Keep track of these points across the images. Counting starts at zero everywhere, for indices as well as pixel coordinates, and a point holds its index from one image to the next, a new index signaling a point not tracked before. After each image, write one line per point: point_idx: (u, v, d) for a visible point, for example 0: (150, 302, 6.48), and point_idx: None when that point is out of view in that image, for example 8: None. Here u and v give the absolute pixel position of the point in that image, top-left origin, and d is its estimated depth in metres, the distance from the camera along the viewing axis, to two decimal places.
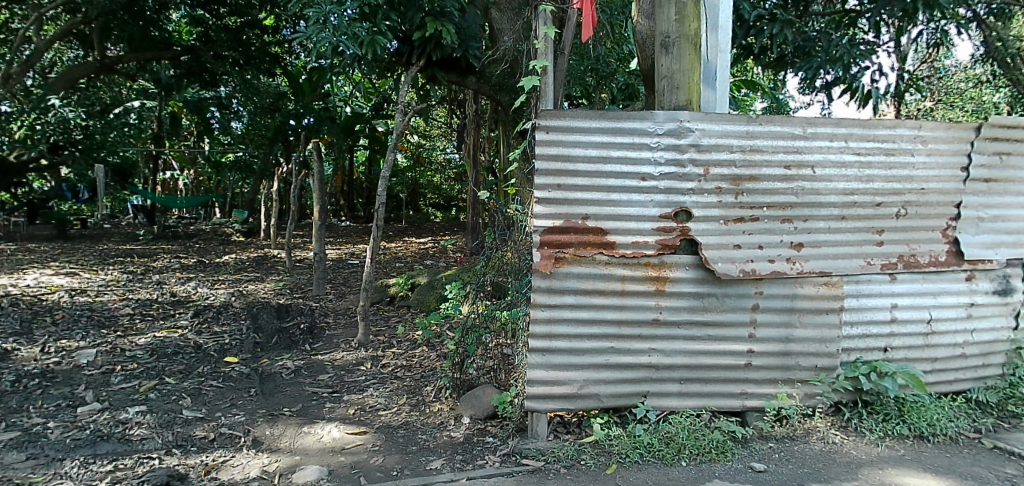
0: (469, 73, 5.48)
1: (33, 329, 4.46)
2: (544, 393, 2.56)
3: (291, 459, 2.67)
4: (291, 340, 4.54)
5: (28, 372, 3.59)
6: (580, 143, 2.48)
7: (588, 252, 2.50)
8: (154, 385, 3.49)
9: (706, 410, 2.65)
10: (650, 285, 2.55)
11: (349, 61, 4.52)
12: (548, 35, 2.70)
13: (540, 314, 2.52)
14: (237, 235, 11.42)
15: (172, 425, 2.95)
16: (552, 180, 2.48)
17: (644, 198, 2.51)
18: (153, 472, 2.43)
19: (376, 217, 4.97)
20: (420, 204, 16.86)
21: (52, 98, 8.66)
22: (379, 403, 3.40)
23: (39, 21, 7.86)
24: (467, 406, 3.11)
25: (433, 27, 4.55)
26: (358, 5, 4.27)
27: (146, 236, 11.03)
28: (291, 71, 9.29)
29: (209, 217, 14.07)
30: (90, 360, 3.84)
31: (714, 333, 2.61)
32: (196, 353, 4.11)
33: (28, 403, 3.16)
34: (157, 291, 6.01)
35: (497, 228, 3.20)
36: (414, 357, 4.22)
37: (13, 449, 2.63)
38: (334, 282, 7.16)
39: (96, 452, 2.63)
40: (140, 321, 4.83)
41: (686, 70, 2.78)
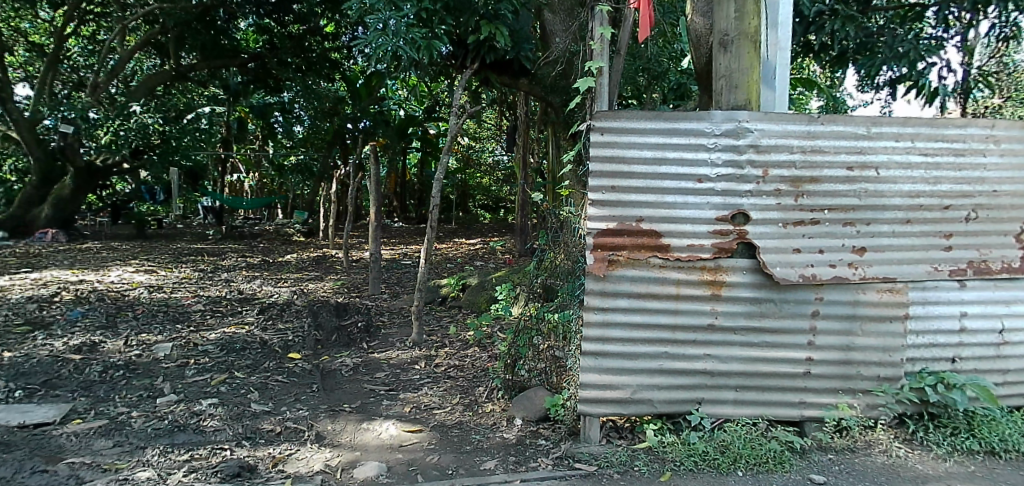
0: (521, 75, 5.47)
1: (118, 323, 4.76)
2: (596, 397, 2.57)
3: (352, 454, 2.77)
4: (349, 338, 4.69)
5: (114, 363, 3.83)
6: (635, 144, 2.50)
7: (642, 254, 2.50)
8: (225, 378, 3.68)
9: (763, 419, 2.61)
10: (705, 289, 2.52)
11: (406, 67, 4.64)
12: (604, 35, 2.69)
13: (593, 316, 2.54)
14: (298, 235, 11.82)
15: (242, 418, 3.11)
16: (606, 181, 2.51)
17: (701, 200, 2.49)
18: (226, 462, 2.57)
19: (429, 218, 5.08)
20: (469, 205, 17.07)
21: (134, 106, 9.49)
22: (433, 401, 3.48)
23: (123, 31, 8.82)
24: (519, 407, 3.15)
25: (488, 29, 4.62)
26: (416, 9, 4.34)
27: (216, 236, 11.55)
28: (349, 75, 9.59)
29: (272, 217, 14.66)
30: (167, 354, 4.07)
31: (772, 339, 2.56)
32: (263, 349, 4.30)
33: (114, 393, 3.38)
34: (225, 289, 6.30)
35: (551, 229, 3.24)
36: (466, 357, 4.29)
37: (101, 436, 2.82)
38: (389, 281, 7.35)
39: (174, 441, 2.80)
40: (211, 316, 5.10)
41: (746, 69, 2.74)
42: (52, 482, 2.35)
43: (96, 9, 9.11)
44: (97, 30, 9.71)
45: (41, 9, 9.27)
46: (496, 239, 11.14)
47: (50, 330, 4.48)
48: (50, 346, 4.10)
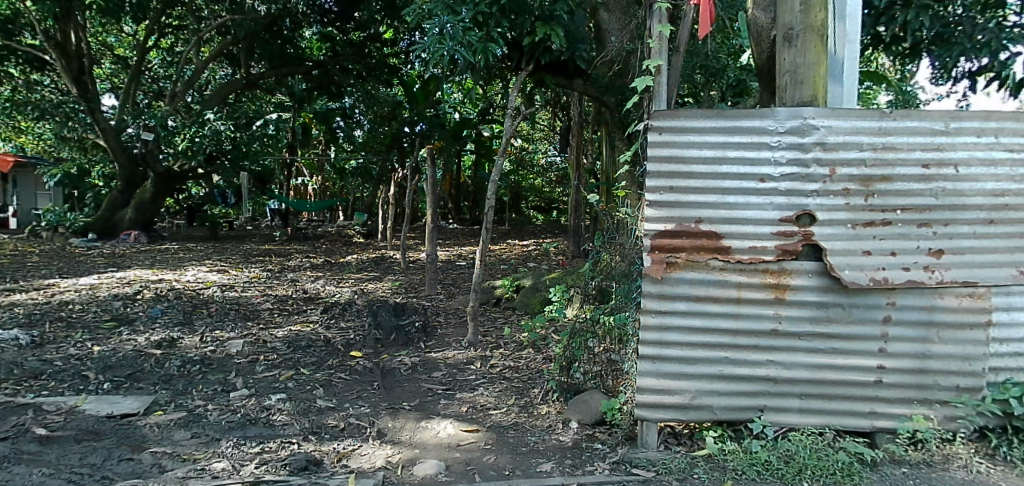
0: (576, 75, 5.45)
1: (194, 320, 5.03)
2: (654, 402, 2.55)
3: (411, 451, 2.84)
4: (408, 337, 4.79)
5: (191, 358, 4.04)
6: (694, 143, 2.47)
7: (702, 256, 2.47)
8: (292, 375, 3.83)
9: (830, 428, 2.52)
10: (769, 293, 2.45)
11: (464, 72, 4.74)
12: (663, 33, 2.63)
13: (651, 319, 2.52)
14: (358, 237, 12.13)
15: (308, 413, 3.23)
16: (663, 182, 2.49)
17: (763, 200, 2.43)
18: (295, 456, 2.68)
19: (485, 220, 5.12)
20: (522, 207, 17.12)
21: (208, 114, 9.94)
22: (489, 402, 3.52)
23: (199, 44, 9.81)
24: (575, 409, 3.15)
25: (544, 30, 4.61)
26: (472, 13, 4.45)
27: (282, 237, 11.98)
28: (406, 80, 10.05)
29: (333, 219, 15.11)
30: (239, 350, 4.26)
31: (840, 346, 2.47)
32: (327, 346, 4.45)
33: (191, 386, 3.57)
34: (291, 288, 6.53)
35: (607, 230, 3.25)
36: (521, 359, 4.31)
37: (180, 427, 2.98)
38: (445, 282, 7.49)
39: (246, 434, 2.94)
40: (279, 314, 5.31)
41: (812, 63, 2.63)
42: (136, 470, 2.50)
43: (175, 23, 9.77)
44: (175, 42, 10.38)
45: (125, 24, 9.92)
46: (549, 241, 11.15)
47: (133, 326, 4.77)
48: (134, 341, 4.36)
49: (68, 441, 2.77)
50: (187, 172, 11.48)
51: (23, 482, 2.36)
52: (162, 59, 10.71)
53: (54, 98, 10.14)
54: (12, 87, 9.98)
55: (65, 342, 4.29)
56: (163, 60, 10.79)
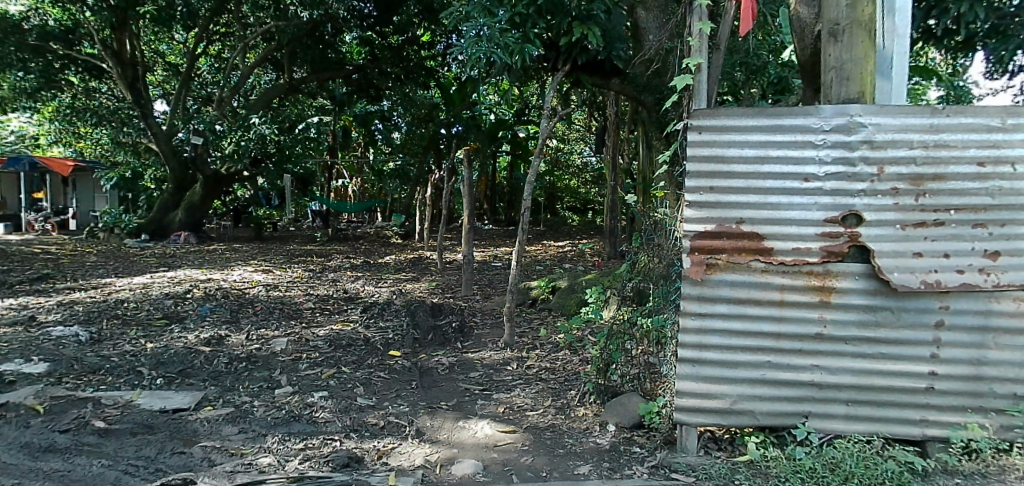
0: (613, 75, 5.36)
1: (240, 318, 5.18)
2: (694, 406, 2.52)
3: (449, 451, 2.87)
4: (445, 337, 4.84)
5: (238, 355, 4.17)
6: (736, 142, 2.44)
7: (743, 258, 2.43)
8: (334, 373, 3.91)
9: (878, 436, 2.45)
10: (813, 296, 2.40)
11: (502, 74, 4.79)
12: (703, 31, 2.58)
13: (691, 322, 2.50)
14: (395, 237, 12.30)
15: (350, 411, 3.29)
16: (703, 182, 2.46)
17: (808, 200, 2.38)
18: (336, 453, 2.74)
19: (521, 221, 5.12)
20: (557, 208, 17.09)
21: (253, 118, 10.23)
22: (526, 403, 3.53)
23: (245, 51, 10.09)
24: (612, 412, 3.14)
25: (581, 30, 4.57)
26: (509, 15, 4.52)
27: (322, 237, 12.22)
28: (443, 83, 10.18)
29: (372, 220, 15.36)
30: (283, 348, 4.37)
31: (889, 351, 2.39)
32: (367, 346, 4.52)
33: (239, 382, 3.68)
34: (332, 288, 6.67)
35: (645, 232, 3.21)
36: (557, 360, 4.31)
37: (228, 422, 3.08)
38: (481, 282, 7.53)
39: (291, 430, 3.01)
40: (320, 314, 5.43)
41: (859, 59, 2.57)
42: (189, 463, 2.59)
43: (222, 30, 10.10)
44: (222, 49, 10.72)
45: (176, 32, 10.31)
46: (585, 242, 11.11)
47: (184, 324, 4.94)
48: (184, 338, 4.52)
49: (125, 433, 2.89)
50: (234, 175, 11.82)
51: (84, 471, 2.47)
52: (210, 65, 11.08)
53: (111, 104, 10.58)
54: (72, 94, 10.45)
55: (121, 339, 4.47)
56: (211, 67, 11.16)
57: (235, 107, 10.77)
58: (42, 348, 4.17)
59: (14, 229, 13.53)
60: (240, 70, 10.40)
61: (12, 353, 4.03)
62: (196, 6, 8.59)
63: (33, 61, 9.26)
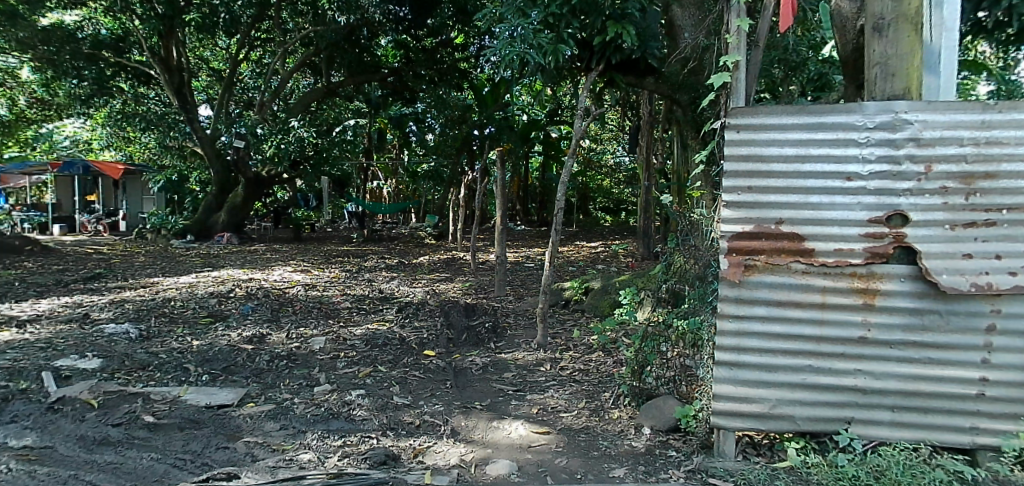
0: (648, 74, 5.29)
1: (280, 317, 5.30)
2: (732, 410, 2.49)
3: (483, 451, 2.89)
4: (478, 337, 4.87)
5: (278, 353, 4.26)
6: (775, 141, 2.40)
7: (783, 259, 2.39)
8: (370, 372, 3.97)
9: (926, 444, 2.37)
10: (857, 298, 2.34)
11: (537, 76, 4.80)
12: (741, 28, 2.54)
13: (728, 325, 2.47)
14: (429, 238, 12.42)
15: (386, 409, 3.34)
16: (741, 182, 2.42)
17: (850, 199, 2.33)
18: (374, 450, 2.78)
19: (555, 222, 5.12)
20: (590, 208, 17.03)
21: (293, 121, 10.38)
22: (560, 404, 3.53)
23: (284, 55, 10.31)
24: (647, 416, 3.11)
25: (614, 29, 4.50)
26: (542, 15, 4.53)
27: (358, 238, 12.41)
28: (476, 84, 10.34)
29: (406, 221, 15.54)
30: (321, 346, 4.46)
31: (936, 356, 2.32)
32: (402, 345, 4.58)
33: (279, 380, 3.76)
34: (368, 288, 6.77)
35: (681, 232, 3.15)
36: (590, 362, 4.28)
37: (270, 419, 3.15)
38: (514, 283, 7.55)
39: (329, 427, 3.07)
40: (357, 313, 5.51)
41: (906, 54, 2.50)
42: (233, 458, 2.67)
43: (263, 36, 10.39)
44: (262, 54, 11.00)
45: (219, 39, 10.61)
46: (619, 243, 11.04)
47: (227, 322, 5.07)
48: (228, 336, 4.65)
49: (172, 428, 2.98)
50: (274, 177, 12.09)
51: (135, 465, 2.57)
52: (251, 71, 11.38)
53: (158, 109, 10.96)
54: (122, 100, 10.84)
55: (168, 336, 4.62)
56: (252, 72, 11.45)
57: (275, 110, 11.01)
58: (95, 345, 4.34)
59: (67, 230, 14.09)
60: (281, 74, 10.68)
61: (68, 349, 4.21)
62: (238, 12, 8.88)
63: (87, 69, 9.65)
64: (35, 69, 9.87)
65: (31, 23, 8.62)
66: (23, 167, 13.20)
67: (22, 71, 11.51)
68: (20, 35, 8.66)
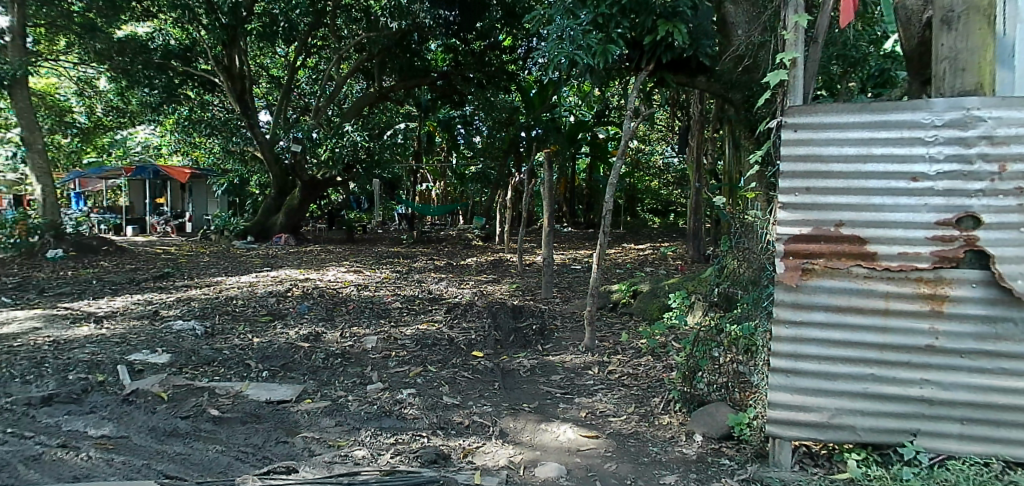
0: (700, 72, 5.11)
1: (335, 316, 5.44)
2: (788, 419, 2.42)
3: (533, 453, 2.90)
4: (526, 339, 4.89)
5: (333, 351, 4.38)
6: (836, 141, 2.33)
7: (843, 263, 2.32)
8: (420, 371, 4.03)
9: (998, 459, 2.24)
10: (923, 304, 2.24)
11: (587, 77, 4.81)
12: (799, 24, 2.45)
13: (785, 331, 2.41)
14: (476, 240, 12.53)
15: (436, 408, 3.39)
16: (800, 182, 2.36)
17: (916, 200, 2.23)
18: (425, 449, 2.83)
19: (604, 224, 5.09)
20: (637, 210, 16.90)
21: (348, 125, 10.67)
22: (608, 408, 3.51)
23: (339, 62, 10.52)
24: (699, 422, 3.06)
25: (665, 28, 4.39)
26: (591, 15, 4.54)
27: (407, 240, 12.63)
28: (524, 86, 10.43)
29: (454, 223, 15.73)
30: (373, 345, 4.56)
31: (1011, 367, 2.18)
32: (451, 345, 4.64)
33: (334, 377, 3.87)
34: (418, 289, 6.89)
35: (735, 235, 3.08)
36: (639, 366, 4.24)
37: (326, 415, 3.24)
38: (561, 285, 7.55)
39: (382, 425, 3.14)
40: (407, 313, 5.62)
41: (977, 48, 2.38)
42: (291, 452, 2.76)
43: (319, 43, 10.75)
44: (319, 61, 11.35)
45: (278, 47, 11.01)
46: (667, 245, 10.90)
47: (285, 320, 5.25)
48: (286, 334, 4.80)
49: (236, 422, 3.10)
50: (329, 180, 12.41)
51: (201, 456, 2.68)
52: (309, 77, 11.79)
53: (222, 116, 11.45)
54: (189, 107, 11.37)
55: (231, 333, 4.81)
56: (308, 78, 11.83)
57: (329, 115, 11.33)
58: (165, 340, 4.55)
59: (139, 231, 14.81)
60: (336, 80, 10.87)
61: (140, 344, 4.43)
62: (296, 20, 9.23)
63: (157, 78, 10.14)
64: (111, 79, 10.45)
65: (108, 35, 9.15)
66: (100, 172, 13.95)
67: (99, 81, 12.20)
68: (98, 47, 9.21)
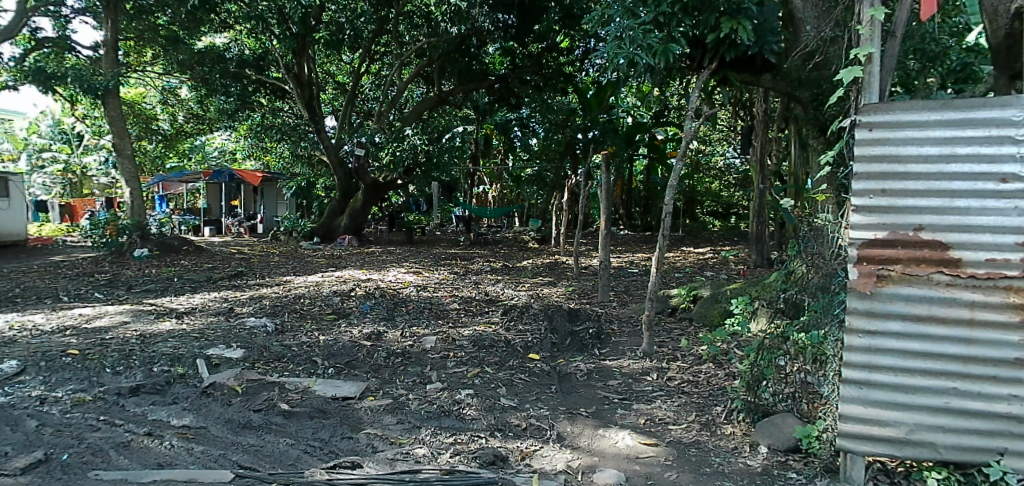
0: (765, 70, 4.86)
1: (395, 316, 5.57)
2: (860, 433, 2.33)
3: (591, 458, 2.89)
4: (582, 343, 4.87)
5: (394, 350, 4.49)
6: (916, 140, 2.22)
7: (923, 269, 2.21)
8: (478, 372, 4.08)
9: None
10: (1012, 315, 2.11)
11: (647, 78, 4.76)
12: (876, 18, 2.35)
13: (858, 341, 2.31)
14: (532, 242, 12.56)
15: (494, 410, 3.42)
16: (876, 184, 2.26)
17: (1004, 203, 2.10)
18: (484, 450, 2.86)
19: (664, 227, 5.02)
20: (696, 212, 16.58)
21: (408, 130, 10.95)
22: (668, 416, 3.45)
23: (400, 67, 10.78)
24: (764, 434, 2.97)
25: (729, 26, 4.27)
26: (653, 15, 4.50)
27: (464, 242, 12.78)
28: (581, 87, 10.42)
29: (510, 225, 15.83)
30: (432, 345, 4.64)
31: None
32: (508, 347, 4.67)
33: (395, 376, 3.96)
34: (475, 290, 6.96)
35: (804, 239, 2.98)
36: (700, 373, 4.15)
37: (388, 413, 3.32)
38: (618, 288, 7.48)
39: (442, 425, 3.19)
40: (464, 315, 5.69)
41: None
42: (356, 447, 2.85)
43: (382, 49, 11.03)
44: (382, 67, 11.64)
45: (344, 54, 11.38)
46: (728, 249, 10.62)
47: (349, 319, 5.41)
48: (350, 333, 4.95)
49: (304, 416, 3.22)
50: (389, 183, 12.71)
51: (273, 449, 2.80)
52: (372, 83, 12.11)
53: (291, 122, 11.92)
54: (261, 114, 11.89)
55: (299, 330, 5.00)
56: (371, 84, 12.17)
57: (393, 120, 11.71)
58: (239, 336, 4.77)
59: (215, 231, 15.55)
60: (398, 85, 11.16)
61: (216, 339, 4.65)
62: (361, 28, 9.52)
63: (233, 86, 10.66)
64: (192, 88, 11.04)
65: (189, 47, 9.73)
66: (181, 176, 14.73)
67: (180, 89, 12.92)
68: (181, 58, 9.79)
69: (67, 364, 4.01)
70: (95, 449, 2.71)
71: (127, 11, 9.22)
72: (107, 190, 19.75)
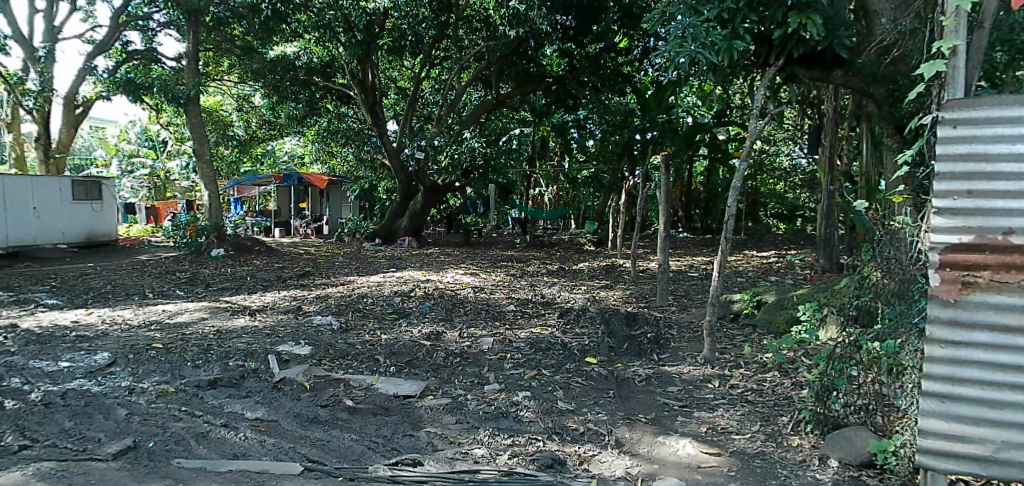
0: (835, 65, 4.70)
1: (453, 317, 5.64)
2: (943, 449, 2.21)
3: (651, 466, 2.85)
4: (640, 347, 4.80)
5: (452, 351, 4.55)
6: (1006, 138, 2.08)
7: (1013, 276, 2.07)
8: (535, 374, 4.09)
9: None
10: None
11: (710, 77, 4.66)
12: (961, 8, 2.22)
13: (940, 351, 2.19)
14: (589, 244, 12.48)
15: (551, 413, 3.41)
16: (961, 185, 2.14)
17: None
18: (541, 453, 2.86)
19: (725, 229, 4.91)
20: (759, 215, 16.08)
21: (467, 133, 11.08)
22: (731, 425, 3.36)
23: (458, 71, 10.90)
24: (835, 447, 2.87)
25: (797, 20, 4.12)
26: (716, 12, 4.38)
27: (521, 244, 12.82)
28: (640, 87, 10.29)
29: (567, 227, 15.75)
30: (489, 347, 4.68)
31: None
32: (565, 350, 4.65)
33: (454, 376, 4.01)
34: (532, 292, 6.98)
35: (877, 243, 2.84)
36: (764, 382, 4.03)
37: (447, 412, 3.37)
38: (677, 292, 7.34)
39: (500, 426, 3.21)
40: (521, 316, 5.71)
41: None
42: (416, 446, 2.90)
43: (441, 54, 11.21)
44: (441, 71, 11.84)
45: (405, 60, 11.65)
46: (793, 253, 10.24)
47: (408, 319, 5.52)
48: (409, 332, 5.04)
49: (368, 413, 3.31)
50: (447, 186, 12.89)
51: (339, 443, 2.89)
52: (432, 87, 12.32)
53: (355, 127, 12.29)
54: (328, 119, 12.31)
55: (362, 329, 5.13)
56: (431, 88, 12.39)
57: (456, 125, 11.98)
58: (306, 334, 4.95)
59: (284, 232, 16.21)
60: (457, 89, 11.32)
61: (286, 336, 4.84)
62: (423, 33, 9.80)
63: (302, 93, 11.09)
64: (264, 95, 11.56)
65: (262, 56, 10.21)
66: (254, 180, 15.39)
67: (254, 97, 13.58)
68: (254, 67, 10.28)
69: (153, 357, 4.26)
70: (177, 438, 2.87)
71: (207, 24, 9.79)
72: (187, 192, 20.86)
